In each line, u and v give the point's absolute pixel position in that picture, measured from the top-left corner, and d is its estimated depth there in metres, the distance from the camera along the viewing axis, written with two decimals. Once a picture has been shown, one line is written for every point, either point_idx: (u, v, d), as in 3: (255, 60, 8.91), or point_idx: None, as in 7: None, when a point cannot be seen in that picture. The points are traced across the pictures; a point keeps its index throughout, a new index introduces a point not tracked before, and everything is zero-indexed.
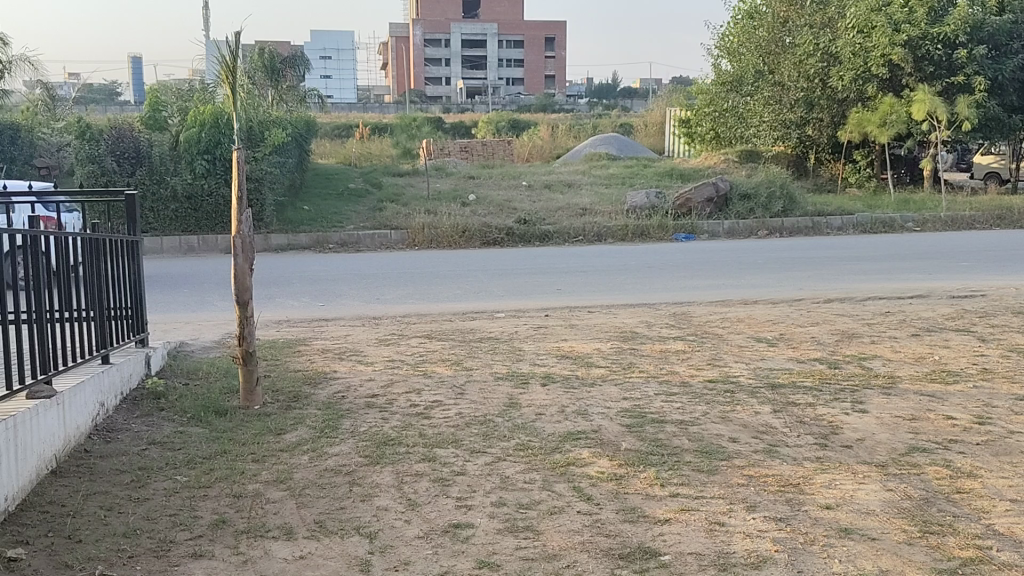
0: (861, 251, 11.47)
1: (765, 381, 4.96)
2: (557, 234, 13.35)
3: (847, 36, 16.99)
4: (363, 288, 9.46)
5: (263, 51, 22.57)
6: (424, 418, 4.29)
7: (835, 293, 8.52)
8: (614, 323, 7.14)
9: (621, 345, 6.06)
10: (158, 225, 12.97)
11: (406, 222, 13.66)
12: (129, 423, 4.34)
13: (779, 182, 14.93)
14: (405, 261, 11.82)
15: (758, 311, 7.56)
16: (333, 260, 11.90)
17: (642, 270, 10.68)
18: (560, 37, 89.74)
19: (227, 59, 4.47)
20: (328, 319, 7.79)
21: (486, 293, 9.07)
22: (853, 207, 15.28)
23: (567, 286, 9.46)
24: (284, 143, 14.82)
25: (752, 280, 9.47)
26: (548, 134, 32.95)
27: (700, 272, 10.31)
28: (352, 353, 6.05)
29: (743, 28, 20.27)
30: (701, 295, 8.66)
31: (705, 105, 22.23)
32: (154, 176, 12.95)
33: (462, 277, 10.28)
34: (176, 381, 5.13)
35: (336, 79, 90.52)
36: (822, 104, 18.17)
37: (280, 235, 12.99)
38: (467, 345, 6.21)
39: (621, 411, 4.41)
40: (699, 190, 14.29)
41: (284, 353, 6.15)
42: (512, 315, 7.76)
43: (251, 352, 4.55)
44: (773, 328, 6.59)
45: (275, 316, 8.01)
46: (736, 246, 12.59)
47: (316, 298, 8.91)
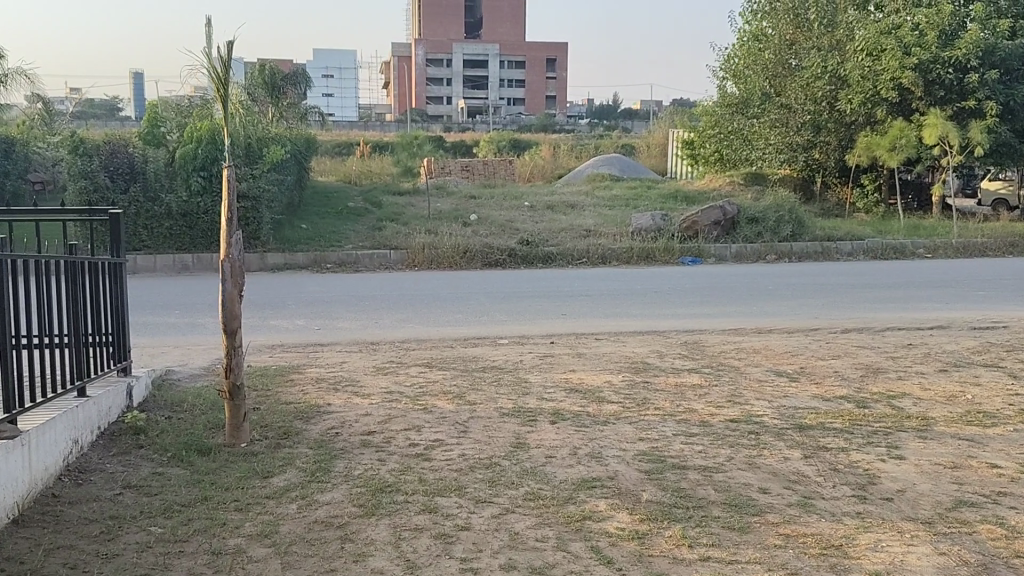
0: (873, 279, 11.16)
1: (791, 422, 4.61)
2: (561, 256, 13.04)
3: (856, 59, 16.83)
4: (361, 312, 9.12)
5: (264, 67, 22.37)
6: (425, 461, 3.94)
7: (851, 323, 8.20)
8: (623, 352, 6.80)
9: (634, 378, 5.72)
10: (152, 242, 12.64)
11: (406, 242, 13.35)
12: (104, 462, 3.99)
13: (788, 206, 14.63)
14: (405, 282, 11.50)
15: (774, 341, 7.22)
16: (331, 280, 11.59)
17: (650, 295, 10.36)
18: (562, 58, 89.98)
19: (216, 71, 4.15)
20: (323, 345, 7.45)
21: (489, 317, 8.74)
22: (862, 232, 15.00)
23: (572, 310, 9.14)
24: (283, 160, 14.54)
25: (765, 307, 9.15)
26: (550, 154, 32.76)
27: (709, 298, 9.99)
28: (348, 382, 5.70)
29: (748, 50, 20.07)
30: (712, 322, 8.34)
31: (710, 127, 22.02)
32: (149, 193, 12.66)
33: (463, 300, 9.96)
34: (159, 414, 4.79)
35: (338, 97, 90.65)
36: (830, 127, 18.03)
37: (277, 254, 12.67)
38: (470, 375, 5.87)
39: (638, 454, 4.05)
40: (706, 213, 13.99)
41: (275, 382, 5.80)
42: (516, 341, 7.43)
43: (239, 386, 4.23)
44: (792, 362, 6.25)
45: (267, 340, 7.66)
46: (744, 271, 12.28)
47: (312, 321, 8.57)
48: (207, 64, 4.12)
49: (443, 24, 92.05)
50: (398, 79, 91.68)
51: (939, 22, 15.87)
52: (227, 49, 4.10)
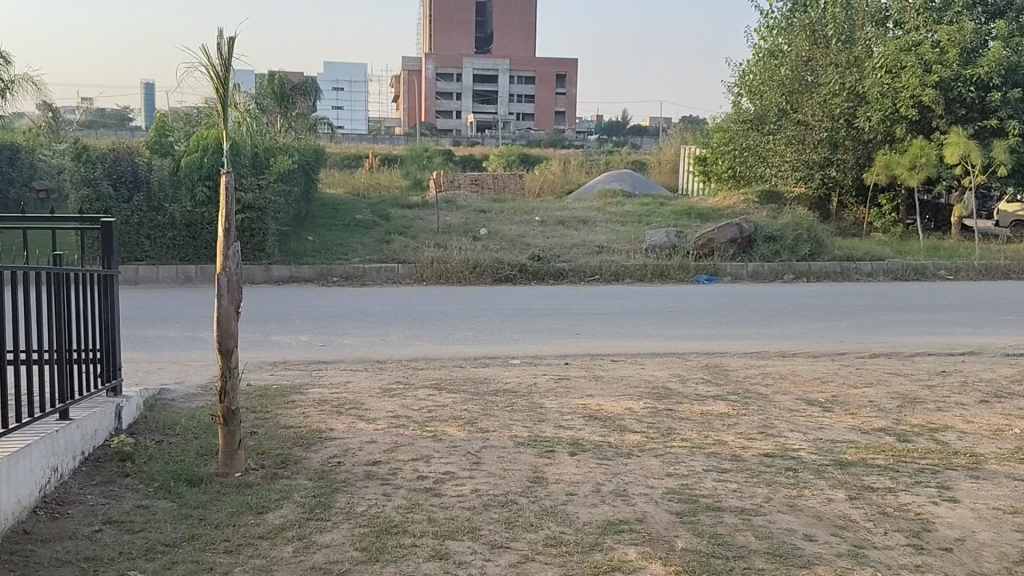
0: (897, 301, 10.81)
1: (830, 458, 4.27)
2: (572, 272, 12.71)
3: (874, 76, 16.53)
4: (368, 327, 8.81)
5: (275, 76, 22.13)
6: (434, 497, 3.60)
7: (878, 348, 7.85)
8: (642, 376, 6.46)
9: (656, 404, 5.37)
10: (154, 253, 12.36)
11: (414, 256, 13.04)
12: (85, 493, 3.66)
13: (806, 225, 14.27)
14: (413, 297, 11.18)
15: (801, 367, 6.87)
16: (337, 294, 11.28)
17: (666, 314, 10.03)
18: (572, 74, 90.02)
19: (215, 68, 3.82)
20: (327, 362, 7.12)
21: (499, 336, 8.40)
22: (882, 252, 14.64)
23: (586, 329, 8.80)
24: (290, 170, 14.27)
25: (786, 330, 8.80)
26: (561, 169, 32.52)
27: (728, 318, 9.65)
28: (352, 405, 5.37)
29: (764, 66, 19.81)
30: (733, 344, 7.99)
31: (724, 143, 21.73)
32: (152, 202, 12.42)
33: (472, 316, 9.63)
34: (148, 438, 4.47)
35: (348, 110, 90.77)
36: (847, 145, 17.72)
37: (282, 267, 12.38)
38: (482, 399, 5.53)
39: (667, 492, 3.71)
40: (722, 230, 13.67)
41: (275, 403, 5.47)
42: (529, 362, 7.09)
43: (233, 411, 3.91)
44: (823, 390, 5.90)
45: (269, 357, 7.34)
46: (762, 291, 11.95)
47: (316, 338, 8.25)
48: (206, 61, 3.80)
49: (453, 39, 92.24)
50: (408, 93, 91.79)
51: (961, 40, 15.52)
52: (226, 44, 3.78)
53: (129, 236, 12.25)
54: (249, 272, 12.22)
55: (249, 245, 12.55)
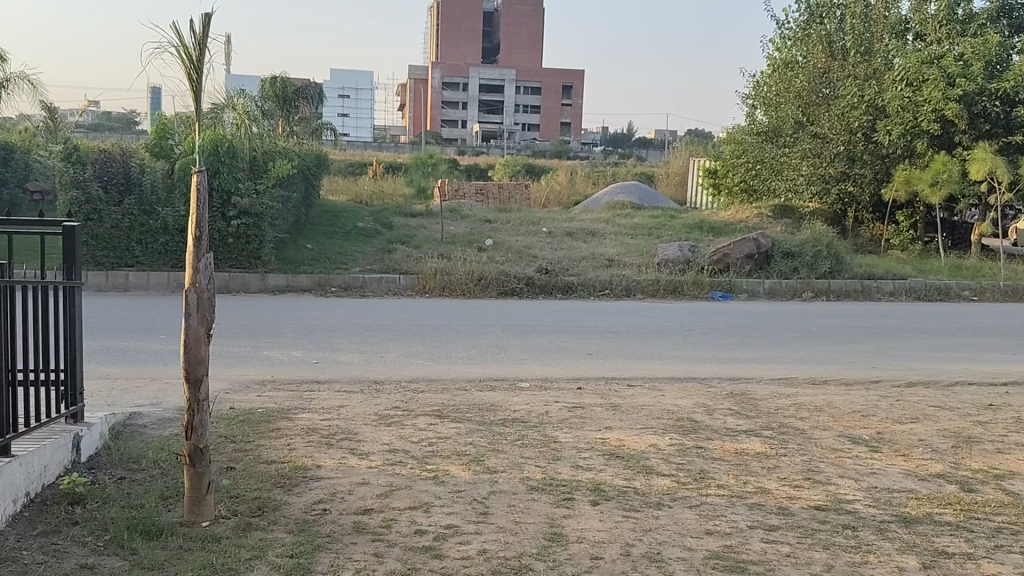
0: (924, 323, 10.27)
1: (892, 514, 3.70)
2: (581, 285, 12.15)
3: (895, 88, 15.98)
4: (366, 343, 8.25)
5: (278, 78, 21.63)
6: (434, 559, 3.04)
7: (914, 376, 7.28)
8: (663, 404, 5.89)
9: (683, 439, 4.80)
10: (145, 259, 11.80)
11: (417, 266, 12.51)
12: (20, 546, 3.11)
13: (826, 241, 13.68)
14: (415, 310, 10.63)
15: (836, 399, 6.30)
16: (335, 306, 10.74)
17: (682, 332, 9.47)
18: (578, 85, 89.79)
19: (188, 49, 3.28)
20: (320, 382, 6.56)
21: (506, 355, 7.84)
22: (904, 271, 14.08)
23: (598, 349, 8.24)
24: (289, 176, 13.74)
25: (812, 352, 8.25)
26: (567, 179, 32.04)
27: (747, 338, 9.10)
28: (344, 435, 4.81)
29: (778, 77, 19.32)
30: (757, 369, 7.42)
31: (737, 156, 21.21)
32: (144, 206, 11.86)
33: (477, 332, 9.08)
34: (107, 477, 3.91)
35: (353, 117, 90.49)
36: (865, 159, 17.16)
37: (278, 276, 11.82)
38: (489, 430, 4.95)
39: (709, 556, 3.15)
40: (738, 245, 13.12)
41: (258, 430, 4.90)
42: (539, 386, 6.53)
43: (200, 449, 3.37)
44: (867, 427, 5.34)
45: (258, 375, 6.78)
46: (781, 309, 11.39)
47: (310, 353, 7.69)
48: (177, 40, 3.26)
49: (460, 49, 92.02)
50: (414, 102, 91.48)
51: (986, 52, 15.01)
52: (201, 23, 3.24)
53: (119, 241, 11.71)
54: (243, 279, 11.66)
55: (245, 252, 11.97)
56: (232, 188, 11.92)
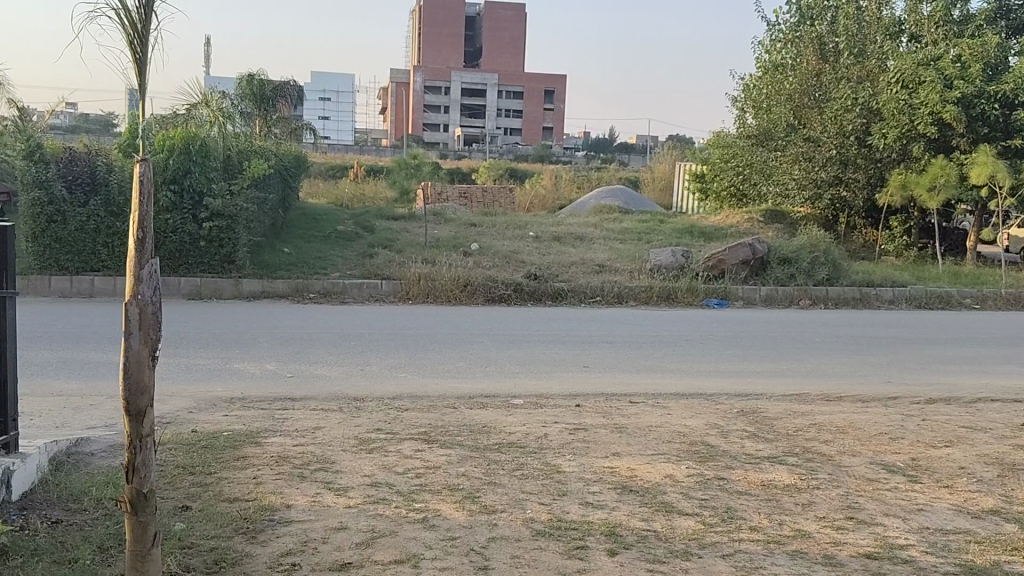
0: (929, 333, 9.85)
1: (957, 564, 3.20)
2: (572, 292, 11.64)
3: (890, 91, 15.62)
4: (345, 354, 7.68)
5: (255, 76, 20.99)
6: None
7: (934, 392, 6.82)
8: (672, 425, 5.36)
9: (701, 468, 4.27)
10: (112, 264, 11.15)
11: (399, 271, 11.95)
12: None
13: (823, 248, 13.25)
14: (398, 318, 10.08)
15: (858, 419, 5.80)
16: (313, 313, 10.17)
17: (680, 342, 8.97)
18: (561, 89, 89.53)
19: (129, 14, 2.73)
20: (294, 400, 5.99)
21: (497, 368, 7.29)
22: (903, 278, 13.69)
23: (594, 361, 7.73)
24: (265, 176, 13.14)
25: (820, 365, 7.77)
26: (552, 183, 31.56)
27: (750, 349, 8.61)
28: (320, 464, 4.24)
29: (769, 80, 18.96)
30: (767, 383, 6.93)
31: (727, 159, 20.83)
32: (111, 206, 11.21)
33: (464, 342, 8.54)
34: (39, 520, 3.33)
35: (335, 121, 89.75)
36: (858, 163, 16.80)
37: (253, 281, 11.23)
38: (483, 458, 4.41)
39: None
40: (734, 251, 12.65)
41: (222, 459, 4.33)
42: (535, 404, 6.00)
43: (145, 496, 2.83)
44: (900, 452, 4.85)
45: (225, 392, 6.19)
46: (780, 318, 10.94)
47: (284, 366, 7.12)
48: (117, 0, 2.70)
49: (442, 52, 91.51)
50: (395, 105, 90.79)
51: (984, 54, 14.70)
52: None
53: (85, 244, 11.07)
54: (216, 285, 11.07)
55: (217, 256, 11.37)
56: (206, 189, 11.33)
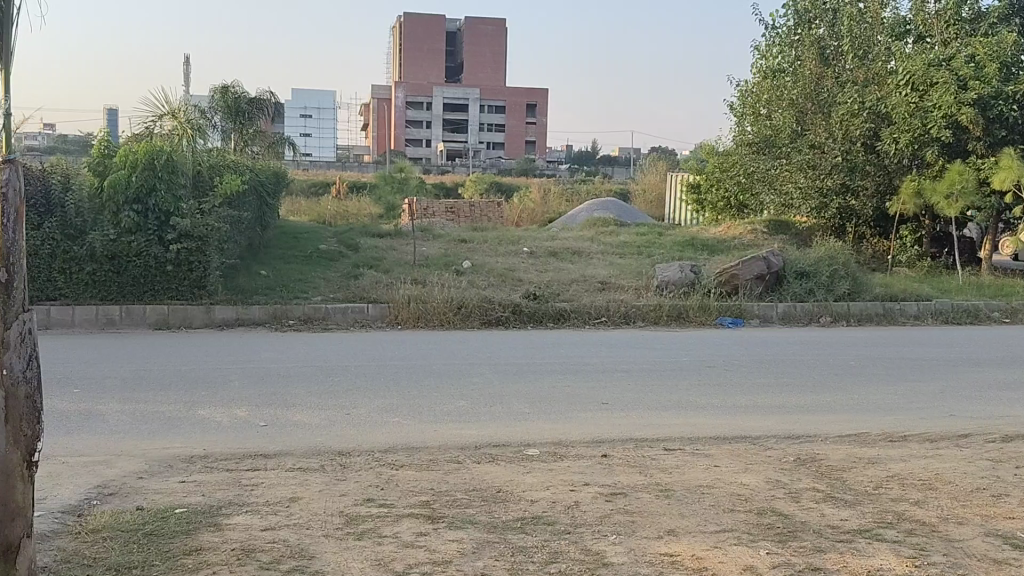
0: (973, 353, 8.97)
1: None
2: (575, 313, 10.72)
3: (900, 93, 14.86)
4: (329, 394, 6.73)
5: (230, 88, 20.06)
6: None
7: (1009, 428, 5.93)
8: (726, 485, 4.44)
9: (787, 556, 3.34)
10: (69, 291, 10.03)
11: (387, 293, 10.99)
12: None
13: (841, 260, 12.37)
14: (387, 346, 9.11)
15: (939, 470, 4.89)
16: (293, 343, 9.18)
17: (702, 370, 8.07)
18: (543, 103, 88.97)
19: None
20: (268, 458, 5.03)
21: (503, 408, 6.35)
22: (925, 291, 12.86)
23: (613, 396, 6.80)
24: (239, 193, 12.20)
25: (869, 396, 6.87)
26: (540, 197, 30.68)
27: (783, 377, 7.71)
28: (298, 560, 3.28)
29: (768, 86, 18.21)
30: (818, 423, 6.02)
31: (727, 168, 20.02)
32: (69, 229, 10.10)
33: (463, 375, 7.59)
34: None
35: (316, 139, 88.78)
36: (867, 170, 16.01)
37: (227, 307, 10.25)
38: (505, 543, 3.46)
39: None
40: (747, 265, 11.79)
41: (170, 554, 3.37)
42: (555, 458, 5.07)
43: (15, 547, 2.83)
44: (1017, 520, 3.95)
45: (184, 449, 5.23)
46: (805, 338, 10.05)
47: (257, 412, 6.15)
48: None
49: (423, 67, 90.84)
50: (377, 120, 89.97)
51: (1000, 53, 13.98)
52: None
53: (38, 271, 9.94)
54: (186, 313, 10.07)
55: (186, 281, 10.31)
56: (173, 209, 10.30)
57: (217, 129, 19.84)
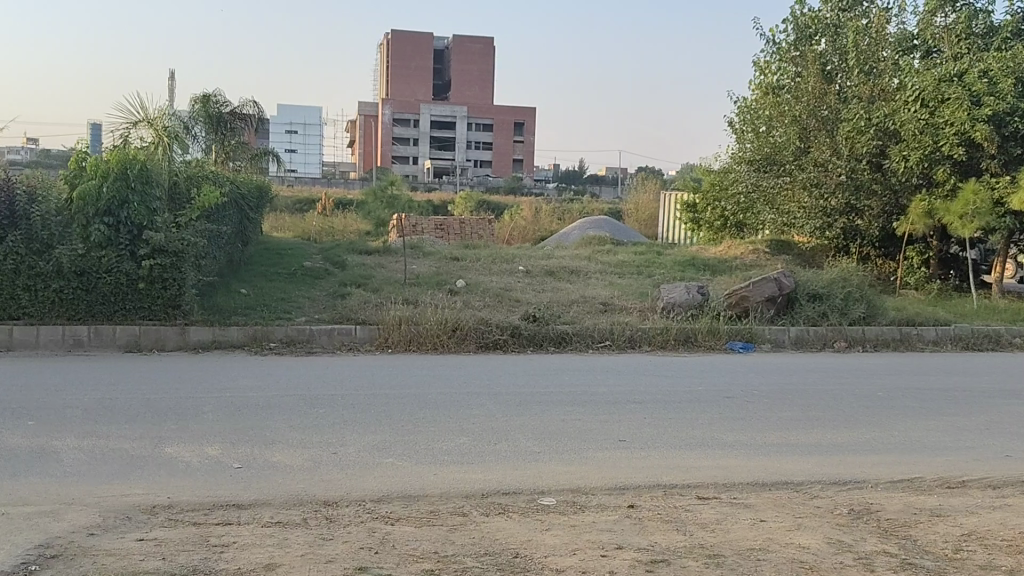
0: (1005, 382, 8.36)
1: None
2: (577, 336, 10.06)
3: (909, 109, 14.35)
4: (313, 429, 6.02)
5: (212, 98, 19.32)
6: None
7: None
8: (785, 548, 3.78)
9: None
10: (33, 310, 9.28)
11: (377, 314, 10.31)
12: None
13: (855, 282, 11.80)
14: (377, 372, 8.41)
15: (1020, 526, 4.26)
16: (275, 368, 8.46)
17: (721, 401, 7.41)
18: (531, 121, 88.75)
19: None
20: (243, 510, 4.33)
21: (510, 446, 5.67)
22: (940, 315, 12.29)
23: (631, 432, 6.13)
24: (219, 206, 11.49)
25: (910, 434, 6.24)
26: (530, 215, 30.10)
27: (811, 410, 7.07)
28: None
29: (770, 102, 17.71)
30: (865, 467, 5.37)
31: (726, 186, 19.49)
32: (33, 243, 9.36)
33: (462, 406, 6.91)
34: None
35: (302, 155, 88.04)
36: (873, 189, 15.49)
37: (203, 328, 9.53)
38: None
39: None
40: (758, 286, 11.21)
41: None
42: (578, 509, 4.40)
43: None
44: None
45: (146, 497, 4.51)
46: (823, 364, 9.43)
47: (232, 450, 5.43)
48: None
49: (411, 85, 90.42)
50: (364, 137, 89.35)
51: (1015, 68, 13.49)
52: None
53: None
54: (159, 334, 9.38)
55: (160, 300, 9.56)
56: (147, 222, 9.57)
57: (198, 141, 19.10)
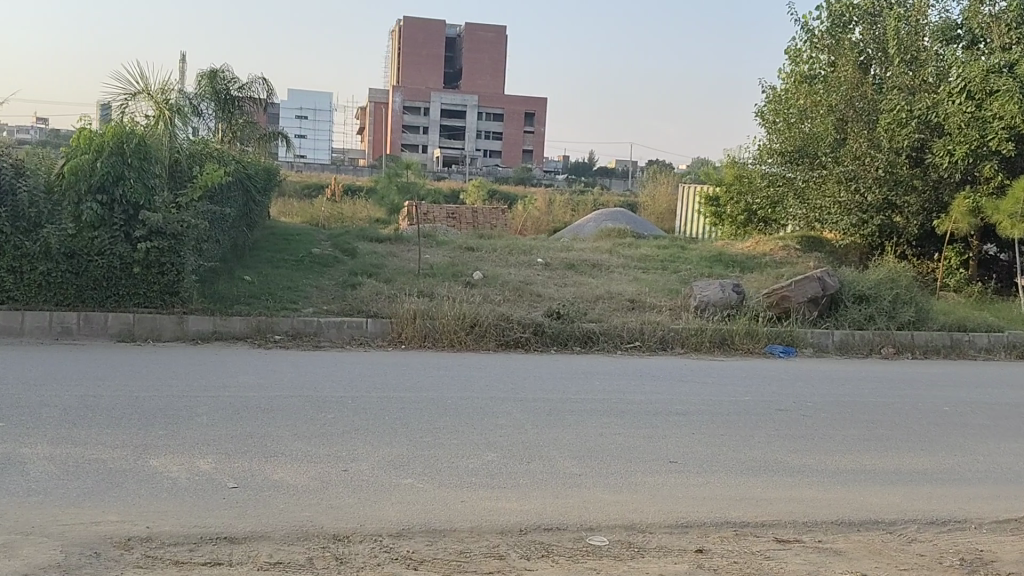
0: None
1: None
2: (604, 335, 9.31)
3: (954, 101, 13.54)
4: (321, 440, 5.27)
5: (219, 74, 18.56)
6: None
7: None
8: None
9: None
10: (19, 294, 8.56)
11: (390, 306, 9.57)
12: None
13: (902, 284, 11.01)
14: (390, 371, 7.66)
15: None
16: (279, 363, 7.72)
17: (773, 415, 6.64)
18: (542, 112, 87.77)
19: None
20: (236, 546, 3.60)
21: (546, 467, 4.91)
22: (990, 320, 11.50)
23: (682, 451, 5.37)
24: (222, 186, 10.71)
25: (998, 461, 5.46)
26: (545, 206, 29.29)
27: (878, 428, 6.30)
28: None
29: (803, 92, 16.87)
30: (965, 503, 4.60)
31: (753, 180, 18.65)
32: (20, 221, 8.63)
33: (489, 415, 6.15)
34: None
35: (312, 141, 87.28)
36: (913, 184, 14.68)
37: (201, 318, 8.80)
38: None
39: None
40: (800, 286, 10.44)
41: None
42: (638, 554, 3.65)
43: None
44: None
45: (122, 526, 3.78)
46: (874, 373, 8.65)
47: (226, 464, 4.70)
48: None
49: (422, 72, 89.60)
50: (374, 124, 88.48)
51: None
52: None
53: None
54: (154, 323, 8.66)
55: (156, 285, 8.83)
56: (144, 201, 8.83)
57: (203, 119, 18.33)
